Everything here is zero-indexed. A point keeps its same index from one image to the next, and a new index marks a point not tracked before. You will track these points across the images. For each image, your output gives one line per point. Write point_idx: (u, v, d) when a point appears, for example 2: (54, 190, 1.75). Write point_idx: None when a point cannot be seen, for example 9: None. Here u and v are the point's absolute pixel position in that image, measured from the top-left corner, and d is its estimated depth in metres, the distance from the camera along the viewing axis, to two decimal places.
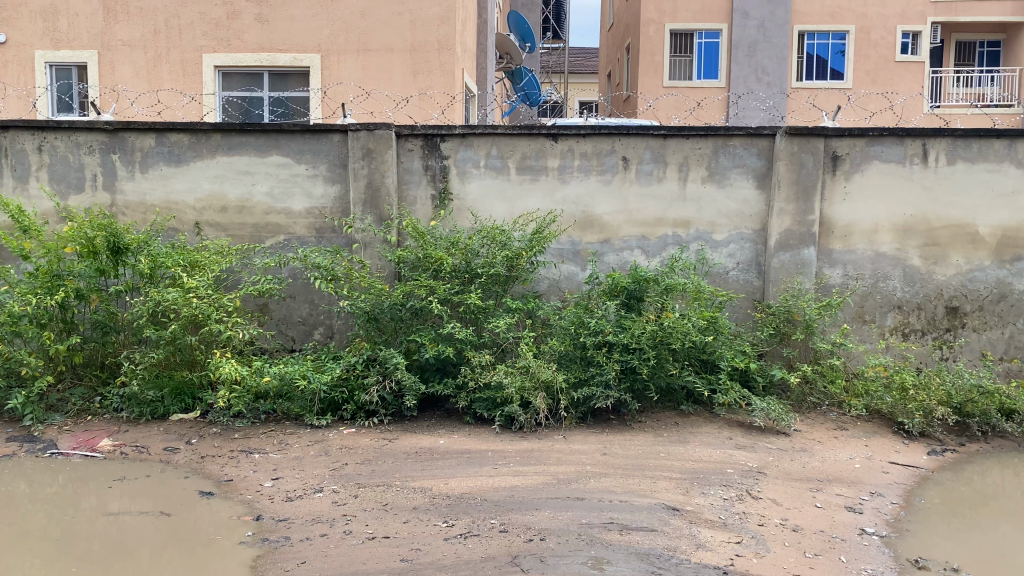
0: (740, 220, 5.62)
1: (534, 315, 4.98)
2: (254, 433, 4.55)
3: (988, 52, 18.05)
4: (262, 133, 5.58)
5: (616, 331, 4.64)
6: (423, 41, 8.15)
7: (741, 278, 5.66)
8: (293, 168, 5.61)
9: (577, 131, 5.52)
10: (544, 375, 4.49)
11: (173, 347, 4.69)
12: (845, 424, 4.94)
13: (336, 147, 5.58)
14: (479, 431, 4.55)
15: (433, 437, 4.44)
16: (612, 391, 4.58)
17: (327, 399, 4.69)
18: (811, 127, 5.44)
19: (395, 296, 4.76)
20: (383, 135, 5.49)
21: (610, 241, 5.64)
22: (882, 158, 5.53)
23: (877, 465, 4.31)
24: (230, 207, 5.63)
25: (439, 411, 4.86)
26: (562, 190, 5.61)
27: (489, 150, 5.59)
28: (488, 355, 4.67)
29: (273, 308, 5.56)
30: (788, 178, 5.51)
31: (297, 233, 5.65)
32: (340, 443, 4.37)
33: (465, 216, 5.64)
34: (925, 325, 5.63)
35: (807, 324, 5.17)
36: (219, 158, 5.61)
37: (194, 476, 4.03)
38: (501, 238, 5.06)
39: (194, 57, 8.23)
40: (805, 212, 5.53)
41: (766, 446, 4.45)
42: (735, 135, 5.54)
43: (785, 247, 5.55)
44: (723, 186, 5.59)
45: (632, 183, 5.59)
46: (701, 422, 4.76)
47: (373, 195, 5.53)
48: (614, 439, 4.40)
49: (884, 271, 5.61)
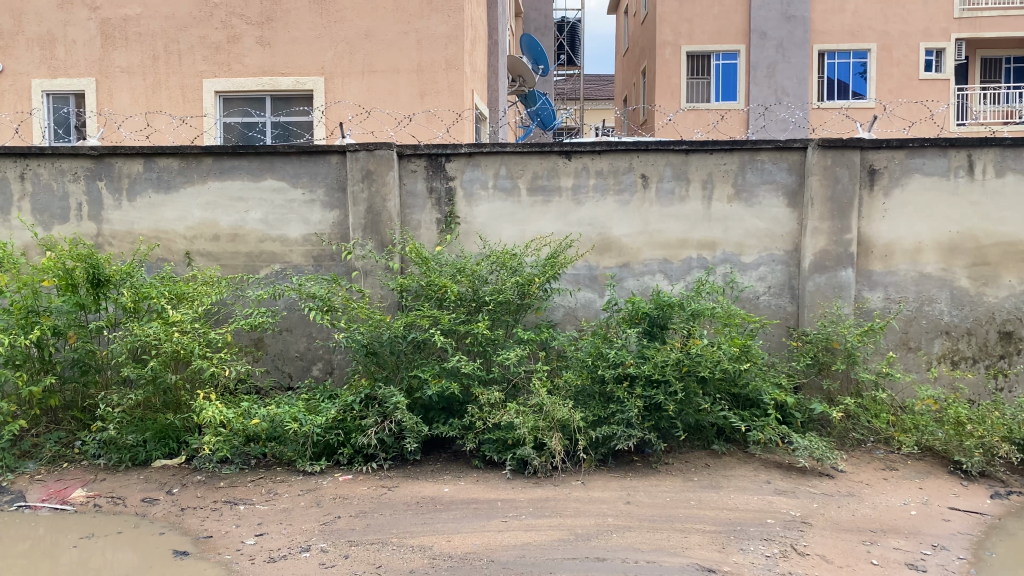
0: (770, 241, 5.19)
1: (548, 346, 4.55)
2: (241, 482, 4.14)
3: (1013, 67, 17.76)
4: (255, 156, 5.24)
5: (637, 362, 4.18)
6: (431, 60, 7.84)
7: (773, 303, 5.22)
8: (288, 193, 5.25)
9: (591, 147, 5.13)
10: (559, 414, 4.04)
11: (154, 387, 4.30)
12: (894, 464, 4.46)
13: (333, 169, 5.22)
14: (487, 476, 4.11)
15: (437, 485, 4.00)
16: (635, 430, 4.11)
17: (322, 442, 4.28)
18: (845, 139, 5.02)
19: (394, 328, 4.35)
20: (384, 156, 5.12)
21: (629, 265, 5.22)
22: (923, 171, 5.09)
23: (935, 512, 3.82)
24: (223, 235, 5.28)
25: (445, 454, 4.43)
26: (577, 211, 5.21)
27: (497, 170, 5.20)
28: (498, 392, 4.23)
29: (268, 343, 5.19)
30: (822, 195, 5.07)
31: (293, 262, 5.28)
32: (334, 493, 3.95)
33: (473, 240, 5.25)
34: (976, 352, 5.16)
35: (849, 353, 4.71)
36: (210, 184, 5.27)
37: (170, 532, 3.61)
38: (512, 263, 4.67)
39: (194, 83, 7.97)
40: (841, 230, 5.09)
41: (809, 491, 3.98)
42: (762, 149, 5.13)
43: (820, 269, 5.10)
44: (751, 204, 5.17)
45: (652, 203, 5.19)
46: (736, 464, 4.30)
47: (374, 220, 5.15)
48: (638, 486, 3.94)
49: (929, 293, 5.15)
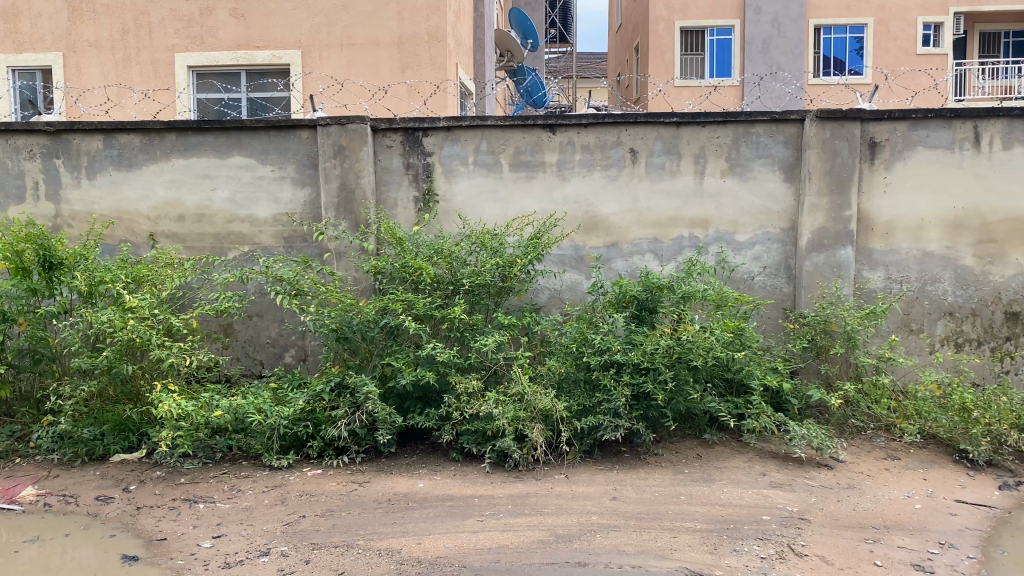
0: (766, 218, 4.93)
1: (530, 331, 4.28)
2: (202, 478, 3.88)
3: (1012, 42, 17.46)
4: (221, 131, 4.95)
5: (624, 349, 3.92)
6: (412, 33, 7.53)
7: (768, 284, 4.97)
8: (257, 170, 4.97)
9: (578, 120, 4.85)
10: (540, 404, 3.78)
11: (110, 378, 4.04)
12: (896, 453, 4.22)
13: (304, 145, 4.94)
14: (465, 470, 3.86)
15: (410, 480, 3.76)
16: (622, 420, 3.85)
17: (290, 435, 4.03)
18: (846, 109, 4.74)
19: (366, 313, 4.08)
20: (357, 130, 4.84)
21: (618, 245, 4.96)
22: (927, 143, 4.83)
23: (941, 506, 3.59)
24: (188, 215, 5.00)
25: (422, 446, 4.19)
26: (562, 188, 4.94)
27: (478, 144, 4.92)
28: (476, 380, 3.98)
29: (238, 329, 4.94)
30: (820, 170, 4.81)
31: (262, 243, 5.01)
32: (301, 489, 3.70)
33: (453, 219, 4.98)
34: (981, 334, 4.92)
35: (848, 336, 4.47)
36: (174, 161, 4.98)
37: (121, 534, 3.36)
38: (492, 244, 4.40)
39: (165, 57, 7.66)
40: (840, 207, 4.84)
41: (807, 484, 3.74)
42: (757, 121, 4.85)
43: (818, 248, 4.85)
44: (746, 179, 4.91)
45: (641, 179, 4.92)
46: (729, 454, 4.06)
47: (347, 198, 4.87)
48: (625, 480, 3.69)
49: (932, 273, 4.91)
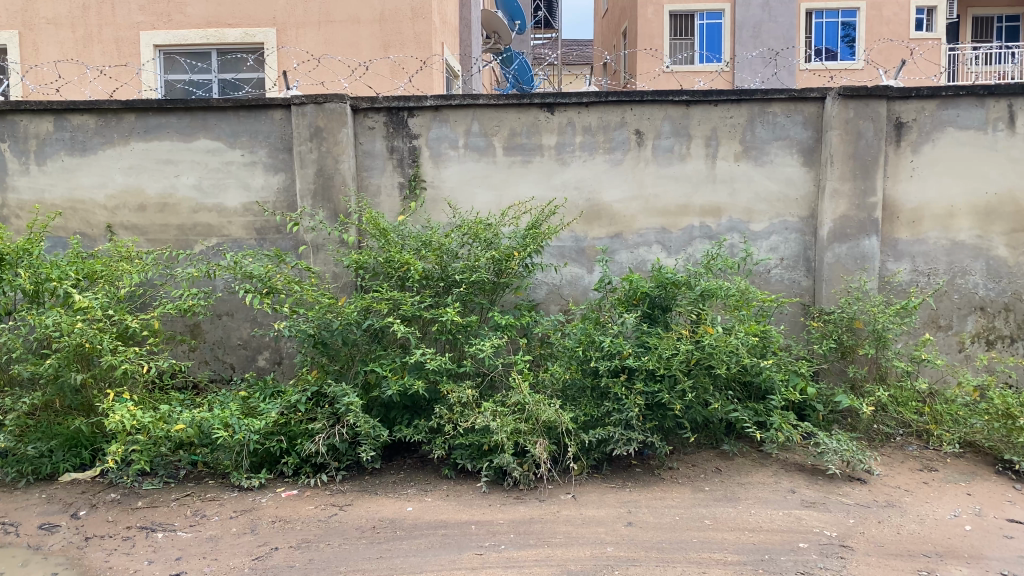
0: (783, 206, 4.53)
1: (529, 333, 3.87)
2: (162, 501, 3.42)
3: (1006, 27, 17.09)
4: (185, 111, 4.48)
5: (637, 353, 3.50)
6: (395, 9, 7.06)
7: (785, 277, 4.57)
8: (225, 154, 4.50)
9: (578, 98, 4.42)
10: (545, 416, 3.35)
11: (57, 388, 3.59)
12: (932, 464, 3.84)
13: (277, 126, 4.48)
14: (459, 489, 3.44)
15: (398, 503, 3.33)
16: (634, 432, 3.43)
17: (262, 451, 3.60)
18: (871, 86, 4.34)
19: (347, 314, 3.63)
20: (335, 110, 4.38)
21: (622, 236, 4.54)
22: (958, 124, 4.45)
23: (994, 527, 3.20)
24: (150, 205, 4.54)
25: (409, 461, 3.78)
26: (562, 173, 4.51)
27: (469, 126, 4.48)
28: (471, 388, 3.55)
29: (206, 329, 4.51)
30: (843, 153, 4.41)
31: (231, 235, 4.55)
32: (274, 514, 3.27)
33: (442, 208, 4.54)
34: (1015, 330, 4.55)
35: (877, 335, 4.07)
36: (133, 145, 4.51)
37: (64, 572, 2.89)
38: (487, 235, 3.98)
39: (130, 36, 7.18)
40: (864, 192, 4.44)
41: (842, 503, 3.34)
42: (773, 99, 4.44)
43: (840, 238, 4.45)
44: (762, 163, 4.50)
45: (648, 163, 4.50)
46: (751, 468, 3.67)
47: (325, 184, 4.42)
48: (640, 500, 3.28)
49: (963, 264, 4.53)
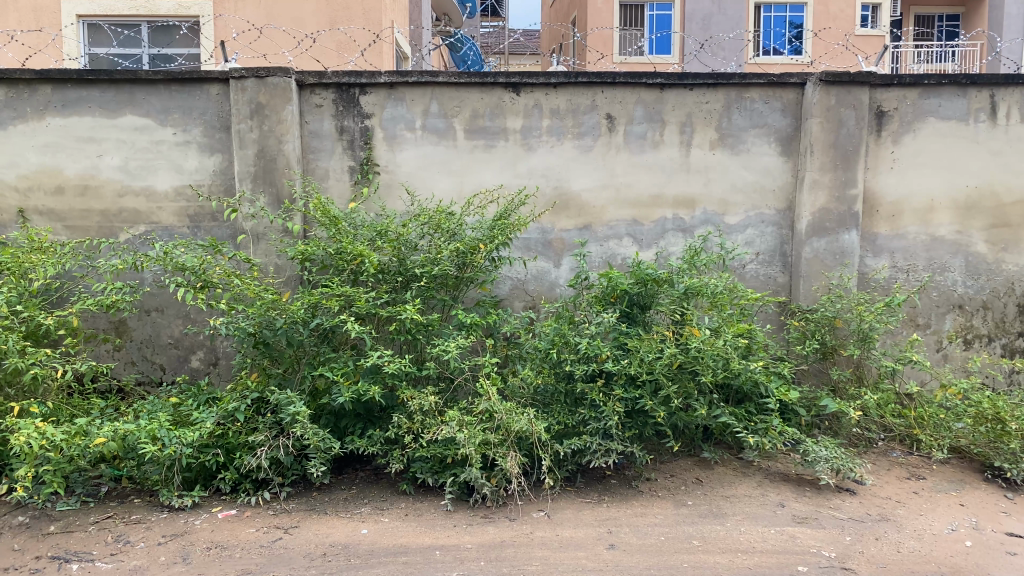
0: (759, 197, 4.28)
1: (495, 332, 3.56)
2: (79, 526, 2.98)
3: (947, 26, 17.31)
4: (109, 84, 4.01)
5: (615, 356, 3.20)
6: None
7: (761, 273, 4.33)
8: (155, 132, 4.06)
9: (546, 78, 4.09)
10: (517, 425, 3.02)
11: None
12: (919, 471, 3.64)
13: (213, 102, 4.05)
14: (419, 507, 3.10)
15: (351, 524, 2.97)
16: (613, 442, 3.14)
17: (195, 465, 3.19)
18: (853, 72, 4.11)
19: (293, 313, 3.24)
20: (279, 85, 3.97)
21: (591, 228, 4.24)
22: (939, 114, 4.25)
23: (995, 542, 2.97)
24: (68, 187, 4.06)
25: (362, 475, 3.42)
26: (528, 160, 4.19)
27: (427, 106, 4.12)
28: (433, 394, 3.21)
29: (133, 327, 4.07)
30: (824, 142, 4.17)
31: (162, 222, 4.11)
32: (209, 540, 2.88)
33: (397, 195, 4.17)
34: (992, 329, 4.39)
35: (862, 335, 3.85)
36: (49, 120, 4.02)
37: None
38: (449, 226, 3.63)
39: (51, 5, 6.61)
40: (844, 184, 4.21)
41: (834, 517, 3.09)
42: (751, 84, 4.18)
43: (819, 232, 4.23)
44: (738, 152, 4.24)
45: (619, 150, 4.20)
46: (733, 478, 3.42)
47: (268, 167, 4.00)
48: (620, 518, 2.99)
49: (942, 261, 4.35)
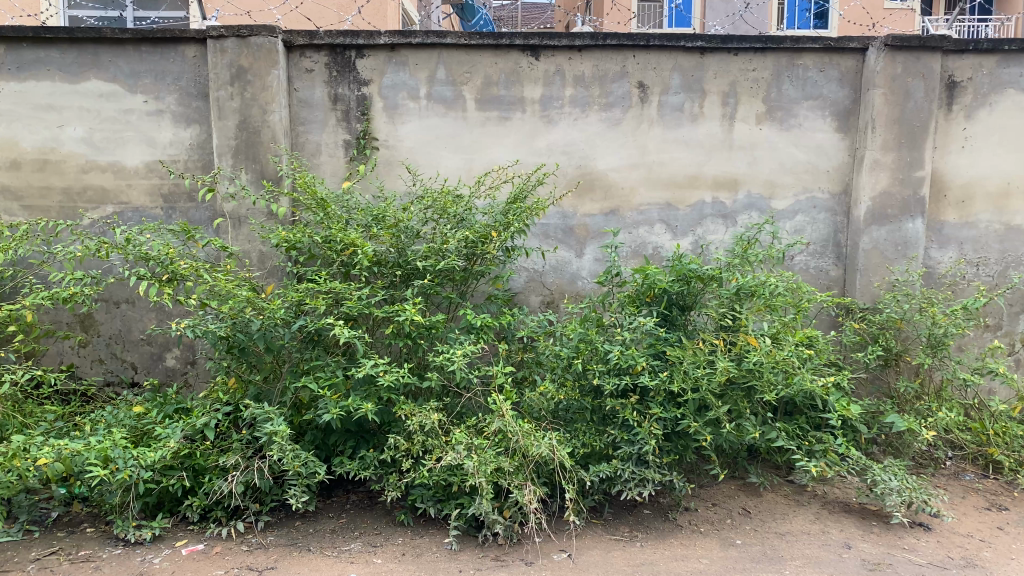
0: (811, 179, 3.75)
1: (509, 336, 3.07)
2: (16, 564, 2.50)
3: None
4: (70, 44, 3.51)
5: (653, 368, 2.70)
6: None
7: (811, 265, 3.81)
8: (123, 100, 3.56)
9: (569, 40, 3.57)
10: (536, 450, 2.52)
11: None
12: (999, 501, 3.13)
13: (189, 66, 3.55)
14: (419, 545, 2.62)
15: (338, 566, 2.49)
16: (650, 470, 2.64)
17: (157, 489, 2.72)
18: (924, 35, 3.56)
19: (273, 312, 2.76)
20: (263, 46, 3.46)
21: (619, 213, 3.72)
22: (1020, 85, 3.71)
23: None
24: (25, 161, 3.57)
25: (356, 502, 2.95)
26: (547, 134, 3.67)
27: (433, 71, 3.61)
28: (436, 410, 2.72)
29: (99, 321, 3.59)
30: (887, 116, 3.63)
31: (131, 202, 3.62)
32: None
33: (398, 174, 3.67)
34: None
35: (933, 340, 3.33)
36: (2, 85, 3.52)
37: None
38: (456, 211, 3.14)
39: None
40: (910, 165, 3.67)
41: (911, 562, 2.59)
42: (804, 48, 3.65)
43: (880, 219, 3.70)
44: (788, 127, 3.71)
45: (652, 123, 3.68)
46: (787, 510, 2.94)
47: (250, 141, 3.50)
48: (658, 563, 2.50)
49: (1017, 253, 3.81)
